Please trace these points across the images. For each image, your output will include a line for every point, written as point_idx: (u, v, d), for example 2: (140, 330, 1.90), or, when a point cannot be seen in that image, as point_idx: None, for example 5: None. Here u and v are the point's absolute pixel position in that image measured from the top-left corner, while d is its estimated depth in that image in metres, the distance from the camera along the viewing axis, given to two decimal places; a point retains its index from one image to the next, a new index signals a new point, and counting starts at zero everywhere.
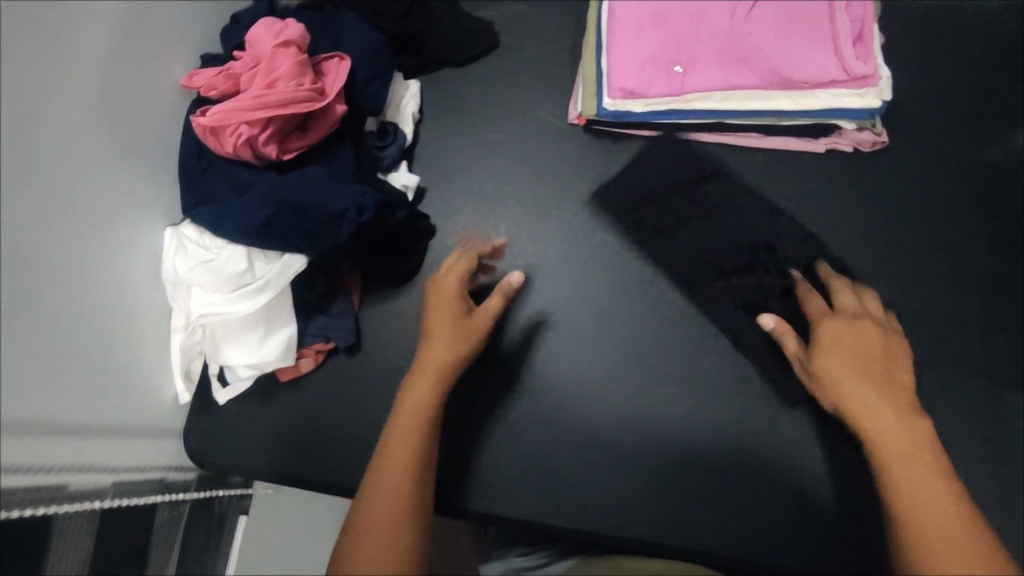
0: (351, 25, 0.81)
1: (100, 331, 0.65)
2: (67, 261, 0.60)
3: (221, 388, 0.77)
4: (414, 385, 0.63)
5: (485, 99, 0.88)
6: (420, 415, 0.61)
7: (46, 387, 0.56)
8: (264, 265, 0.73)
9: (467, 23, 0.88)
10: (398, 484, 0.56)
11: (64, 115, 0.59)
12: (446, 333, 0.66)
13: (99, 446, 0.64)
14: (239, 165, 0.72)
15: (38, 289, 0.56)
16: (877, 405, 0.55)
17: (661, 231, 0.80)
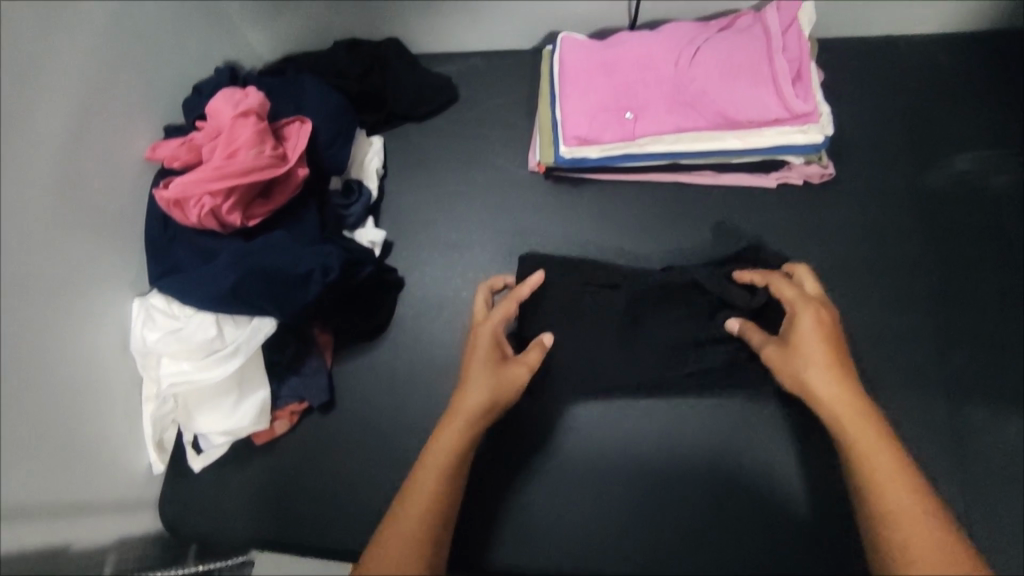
0: (311, 89, 0.83)
1: (65, 411, 0.65)
2: (22, 343, 0.59)
3: (196, 455, 0.78)
4: (444, 426, 0.60)
5: (445, 151, 0.90)
6: (448, 460, 0.58)
7: (30, 469, 0.59)
8: (234, 329, 0.73)
9: (425, 79, 0.90)
10: (419, 523, 0.54)
11: (16, 199, 0.59)
12: (481, 376, 0.63)
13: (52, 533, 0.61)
14: (206, 234, 0.73)
15: (26, 377, 0.59)
16: (837, 394, 0.57)
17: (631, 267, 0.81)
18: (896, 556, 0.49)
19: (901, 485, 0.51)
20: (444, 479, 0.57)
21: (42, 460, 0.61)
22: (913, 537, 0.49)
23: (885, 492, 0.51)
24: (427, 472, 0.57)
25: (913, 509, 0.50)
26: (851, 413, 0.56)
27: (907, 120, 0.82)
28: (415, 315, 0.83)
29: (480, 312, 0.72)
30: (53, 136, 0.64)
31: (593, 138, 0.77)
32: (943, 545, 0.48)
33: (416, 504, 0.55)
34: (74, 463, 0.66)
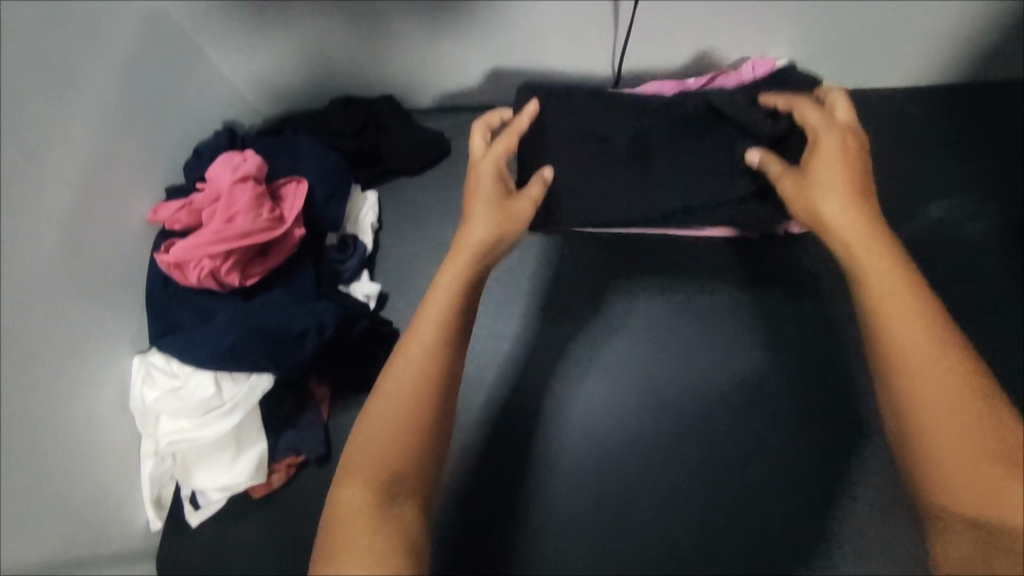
0: (307, 148, 0.85)
1: (64, 474, 0.66)
2: (25, 409, 0.61)
3: (193, 511, 0.79)
4: (449, 261, 0.59)
5: (438, 205, 0.92)
6: (451, 301, 0.56)
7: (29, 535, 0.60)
8: (232, 385, 0.75)
9: (417, 135, 0.93)
10: (421, 368, 0.52)
11: (18, 267, 0.61)
12: (483, 212, 0.62)
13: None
14: (204, 294, 0.75)
15: (24, 443, 0.60)
16: (854, 227, 0.55)
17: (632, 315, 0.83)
18: (892, 386, 0.49)
19: (912, 320, 0.50)
20: (448, 309, 0.56)
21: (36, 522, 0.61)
22: (915, 362, 0.48)
23: (894, 319, 0.50)
24: (425, 326, 0.54)
25: (922, 340, 0.49)
26: (869, 246, 0.54)
27: (883, 169, 0.85)
28: None
29: (479, 142, 0.70)
30: (58, 205, 0.66)
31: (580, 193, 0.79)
32: (942, 377, 0.47)
33: (418, 345, 0.53)
34: (68, 524, 0.66)
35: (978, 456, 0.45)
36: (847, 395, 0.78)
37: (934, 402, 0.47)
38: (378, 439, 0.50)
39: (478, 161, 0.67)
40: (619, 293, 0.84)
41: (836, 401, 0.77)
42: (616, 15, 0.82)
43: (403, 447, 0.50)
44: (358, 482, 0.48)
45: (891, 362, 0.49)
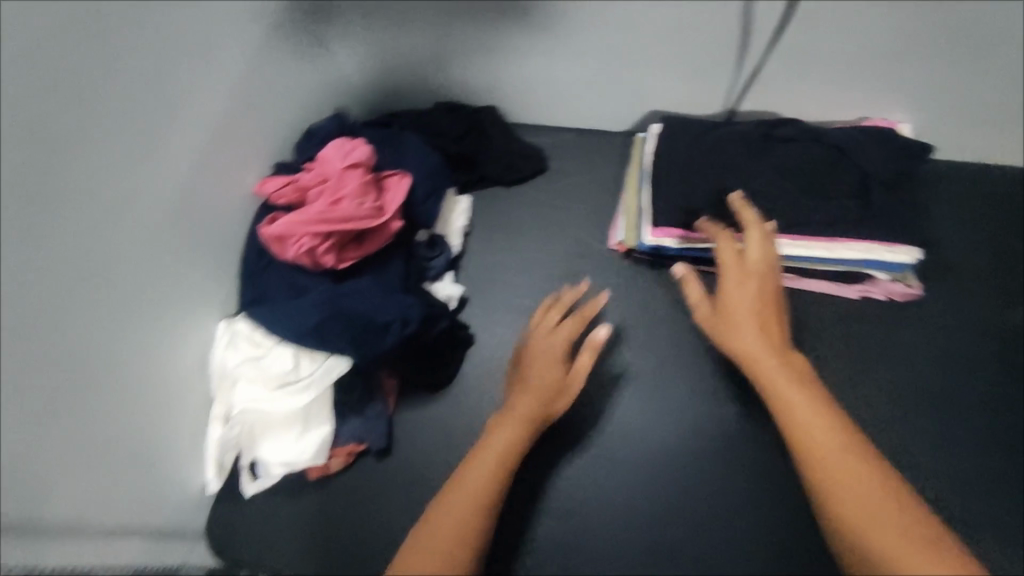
0: (413, 145, 0.87)
1: (131, 424, 0.67)
2: (110, 358, 0.62)
3: (250, 480, 0.80)
4: (502, 423, 0.66)
5: (529, 219, 0.93)
6: (510, 451, 0.64)
7: (86, 479, 0.61)
8: (309, 363, 0.76)
9: (517, 148, 0.94)
10: (484, 486, 0.60)
11: (132, 224, 0.63)
12: (530, 391, 0.70)
13: (98, 544, 0.62)
14: (297, 270, 0.76)
15: (100, 390, 0.61)
16: (770, 362, 0.60)
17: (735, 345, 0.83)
18: (833, 510, 0.50)
19: (827, 434, 0.53)
20: (506, 456, 0.63)
21: (98, 469, 0.62)
22: (838, 469, 0.51)
23: (806, 439, 0.54)
24: (510, 423, 0.66)
25: (843, 453, 0.52)
26: (776, 370, 0.59)
27: (993, 254, 0.84)
28: (482, 376, 0.84)
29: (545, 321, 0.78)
30: (179, 166, 0.69)
31: (677, 232, 0.80)
32: (875, 486, 0.50)
33: (481, 473, 0.61)
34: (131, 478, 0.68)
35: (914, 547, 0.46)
36: (963, 471, 0.74)
37: (864, 530, 0.48)
38: (443, 542, 0.54)
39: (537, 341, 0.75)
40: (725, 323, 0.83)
41: (955, 476, 0.74)
42: (742, 57, 0.81)
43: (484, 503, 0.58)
44: (448, 526, 0.55)
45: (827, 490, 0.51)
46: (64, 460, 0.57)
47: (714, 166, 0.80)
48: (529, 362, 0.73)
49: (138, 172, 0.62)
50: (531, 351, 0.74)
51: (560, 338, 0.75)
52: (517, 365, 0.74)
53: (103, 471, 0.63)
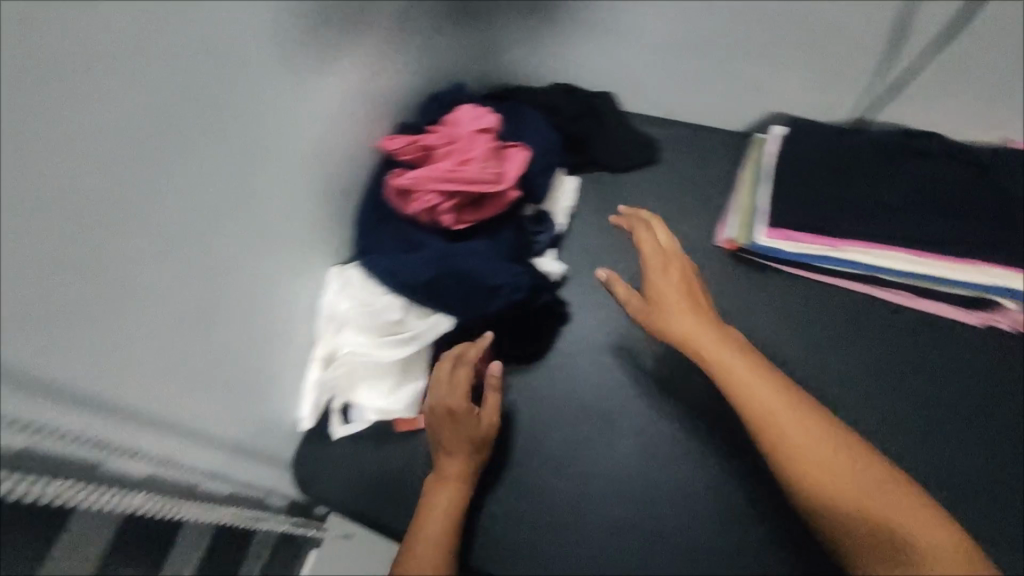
0: (533, 122, 0.89)
1: (247, 348, 0.70)
2: (242, 279, 0.65)
3: (341, 424, 0.83)
4: (438, 490, 0.71)
5: (637, 206, 0.92)
6: (455, 506, 0.71)
7: (204, 392, 0.64)
8: (415, 319, 0.79)
9: (630, 137, 0.95)
10: (443, 531, 0.69)
11: (283, 157, 0.65)
12: (461, 450, 0.73)
13: (215, 455, 0.68)
14: (415, 226, 0.79)
15: (229, 308, 0.65)
16: (729, 357, 0.62)
17: (851, 356, 0.77)
18: (818, 496, 0.54)
19: (777, 393, 0.59)
20: (450, 513, 0.70)
21: (224, 387, 0.68)
22: (798, 441, 0.56)
23: (776, 428, 0.57)
24: (448, 485, 0.72)
25: (803, 427, 0.56)
26: (729, 358, 0.62)
27: None
28: (574, 354, 0.84)
29: (444, 369, 0.76)
30: (329, 107, 0.70)
31: (794, 235, 0.79)
32: (845, 462, 0.54)
33: (434, 527, 0.69)
34: (242, 398, 0.71)
35: (866, 479, 0.53)
36: None
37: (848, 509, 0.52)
38: None
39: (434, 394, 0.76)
40: (838, 334, 0.79)
41: None
42: None
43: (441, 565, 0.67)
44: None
45: (788, 448, 0.56)
46: (191, 366, 0.61)
47: (833, 172, 0.80)
48: (445, 436, 0.74)
49: (298, 107, 0.65)
50: (442, 434, 0.74)
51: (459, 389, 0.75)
52: (432, 430, 0.75)
53: (220, 385, 0.67)
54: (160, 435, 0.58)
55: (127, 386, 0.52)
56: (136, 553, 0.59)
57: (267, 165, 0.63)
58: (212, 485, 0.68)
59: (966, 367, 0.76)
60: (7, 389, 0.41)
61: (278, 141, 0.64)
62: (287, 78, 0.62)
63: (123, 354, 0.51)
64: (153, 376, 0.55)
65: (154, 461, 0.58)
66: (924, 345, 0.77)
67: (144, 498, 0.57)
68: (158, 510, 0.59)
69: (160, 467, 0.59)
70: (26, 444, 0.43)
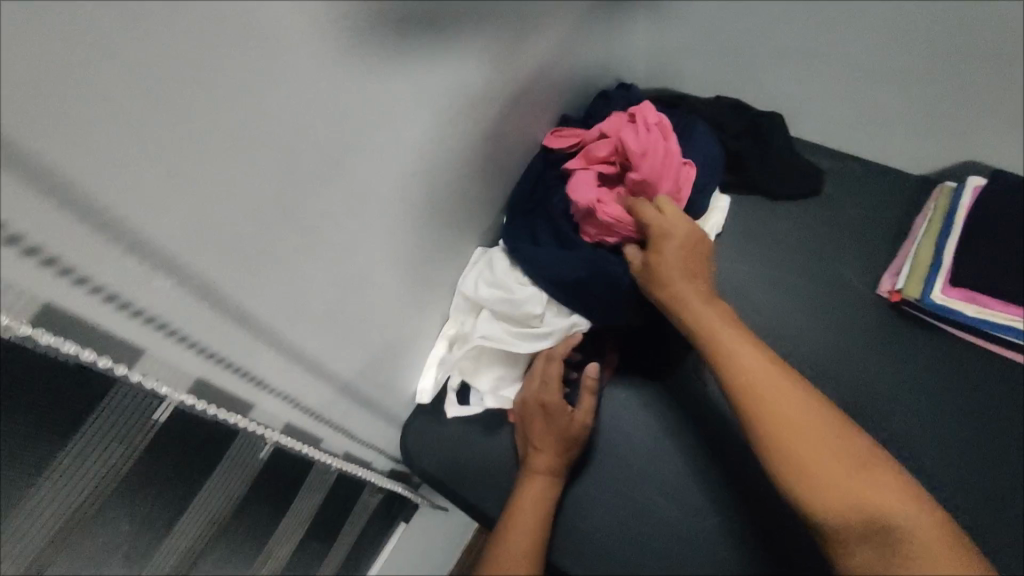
0: (701, 133, 0.85)
1: (392, 313, 0.71)
2: (401, 246, 0.67)
3: (456, 403, 0.82)
4: (527, 483, 0.73)
5: (793, 237, 0.87)
6: (543, 500, 0.73)
7: (350, 350, 0.66)
8: (553, 316, 0.77)
9: (797, 164, 0.89)
10: (532, 525, 0.71)
11: (456, 128, 0.66)
12: (551, 446, 0.74)
13: (349, 409, 0.71)
14: (570, 225, 0.79)
15: (384, 272, 0.66)
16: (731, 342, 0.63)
17: (1006, 440, 0.72)
18: (805, 489, 0.54)
19: (758, 366, 0.60)
20: (540, 506, 0.72)
21: (369, 347, 0.70)
22: (790, 430, 0.56)
23: (771, 417, 0.57)
24: (536, 478, 0.73)
25: (798, 416, 0.56)
26: (734, 345, 0.63)
27: None
28: (703, 379, 0.81)
29: (538, 364, 0.78)
30: (505, 87, 0.70)
31: (977, 297, 0.73)
32: (842, 458, 0.54)
33: (524, 520, 0.71)
34: (378, 361, 0.73)
35: (847, 469, 0.53)
36: None
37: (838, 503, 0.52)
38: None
39: (527, 390, 0.77)
40: (996, 412, 0.74)
41: None
42: None
43: (530, 554, 0.70)
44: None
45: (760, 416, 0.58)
46: (346, 322, 0.63)
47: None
48: (537, 430, 0.75)
49: (479, 81, 0.65)
50: (532, 429, 0.75)
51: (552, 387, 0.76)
52: (523, 423, 0.77)
53: (364, 345, 0.68)
54: (308, 380, 0.61)
55: (296, 329, 0.55)
56: (274, 489, 0.62)
57: (441, 135, 0.64)
58: (336, 436, 0.71)
59: None
60: (201, 305, 0.44)
61: (456, 112, 0.64)
62: (477, 58, 0.62)
63: (297, 298, 0.54)
64: (317, 324, 0.58)
65: (298, 403, 0.61)
66: None
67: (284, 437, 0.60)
68: (295, 448, 0.62)
69: (301, 411, 0.62)
70: (203, 370, 0.48)
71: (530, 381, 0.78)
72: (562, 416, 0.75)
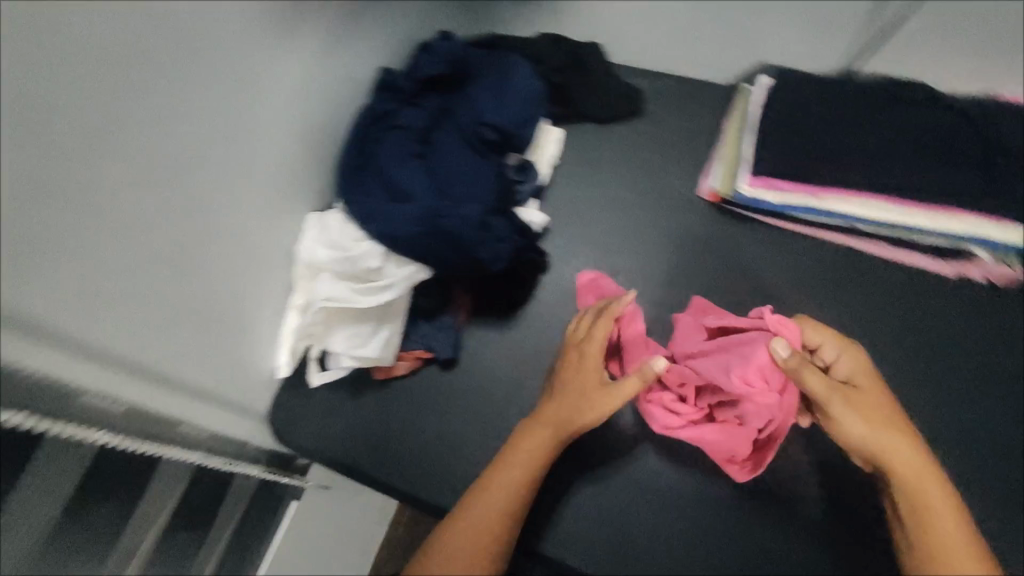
0: (518, 69, 0.85)
1: (221, 292, 0.68)
2: (215, 219, 0.64)
3: (318, 371, 0.82)
4: (527, 437, 0.70)
5: (622, 158, 0.90)
6: (533, 461, 0.68)
7: (181, 336, 0.63)
8: (393, 268, 0.76)
9: (620, 87, 0.92)
10: (509, 487, 0.66)
11: (243, 89, 0.62)
12: (570, 398, 0.71)
13: (200, 401, 0.68)
14: (397, 175, 0.77)
15: (205, 250, 0.64)
16: (921, 466, 0.61)
17: (825, 307, 0.78)
18: None
19: (951, 527, 0.58)
20: (528, 469, 0.67)
21: (203, 335, 0.67)
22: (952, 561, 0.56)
23: (951, 549, 0.57)
24: (541, 430, 0.70)
25: (961, 549, 0.56)
26: (927, 471, 0.61)
27: None
28: (554, 305, 0.84)
29: (588, 321, 0.76)
30: (294, 45, 0.68)
31: (780, 184, 0.77)
32: None
33: (504, 478, 0.67)
34: (217, 344, 0.70)
35: None
36: None
37: None
38: (457, 541, 0.63)
39: (590, 338, 0.74)
40: (816, 285, 0.79)
41: None
42: None
43: (510, 509, 0.66)
44: (465, 540, 0.63)
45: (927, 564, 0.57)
46: (168, 305, 0.60)
47: (823, 120, 0.77)
48: (568, 381, 0.72)
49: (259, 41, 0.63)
50: (563, 373, 0.73)
51: (596, 342, 0.73)
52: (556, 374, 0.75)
53: (197, 328, 0.66)
54: (135, 378, 0.58)
55: (105, 327, 0.52)
56: (109, 495, 0.60)
57: (227, 95, 0.60)
58: (184, 431, 0.67)
59: (935, 317, 0.77)
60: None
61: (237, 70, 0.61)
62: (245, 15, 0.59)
63: (97, 288, 0.50)
64: (130, 318, 0.55)
65: (131, 405, 0.58)
66: (898, 297, 0.78)
67: (115, 437, 0.57)
68: (126, 448, 0.59)
69: (135, 411, 0.58)
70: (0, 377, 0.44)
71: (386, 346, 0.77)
72: (597, 375, 0.72)
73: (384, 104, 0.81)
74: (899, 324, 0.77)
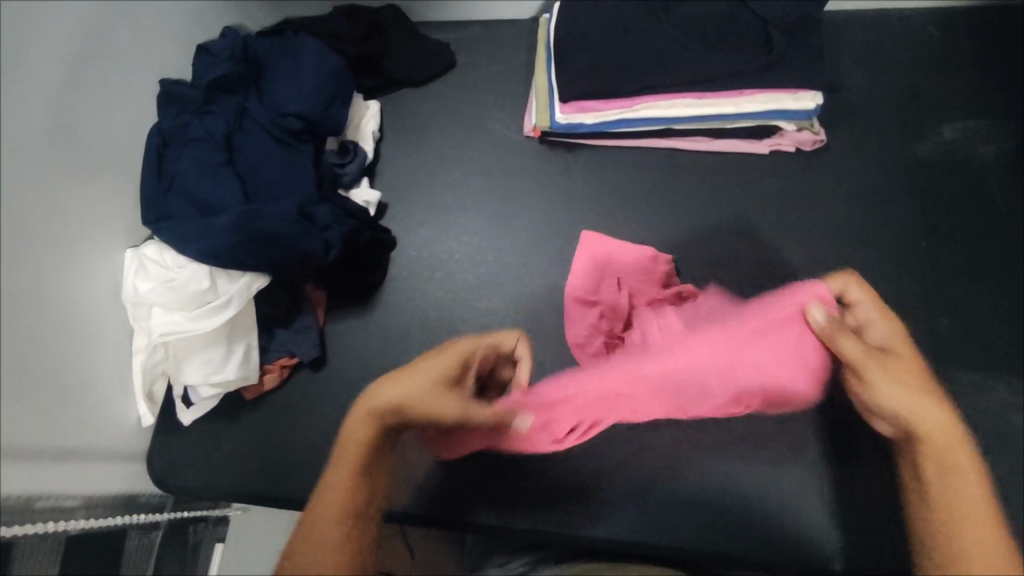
0: (307, 50, 0.81)
1: (51, 352, 0.62)
2: (20, 275, 0.57)
3: (186, 409, 0.79)
4: (354, 434, 0.61)
5: (442, 115, 0.90)
6: (363, 456, 0.60)
7: (22, 407, 0.57)
8: (227, 282, 0.73)
9: (423, 44, 0.90)
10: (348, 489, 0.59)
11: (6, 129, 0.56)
12: (405, 389, 0.61)
13: (53, 472, 0.62)
14: (202, 188, 0.73)
15: (20, 308, 0.57)
16: (945, 425, 0.61)
17: (659, 209, 0.82)
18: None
19: (977, 488, 0.57)
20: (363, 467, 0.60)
21: (43, 402, 0.61)
22: (972, 520, 0.55)
23: (965, 506, 0.56)
24: (357, 425, 0.61)
25: (981, 508, 0.56)
26: (951, 432, 0.60)
27: (893, 93, 0.85)
28: (408, 278, 0.83)
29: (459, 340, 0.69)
30: (49, 72, 0.61)
31: (589, 105, 0.79)
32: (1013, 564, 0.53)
33: (336, 483, 0.59)
34: (62, 409, 0.64)
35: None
36: (879, 301, 0.76)
37: None
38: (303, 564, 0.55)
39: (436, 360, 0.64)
40: (647, 191, 0.83)
41: None
42: None
43: (352, 515, 0.58)
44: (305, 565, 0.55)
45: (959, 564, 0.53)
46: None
47: (620, 31, 0.77)
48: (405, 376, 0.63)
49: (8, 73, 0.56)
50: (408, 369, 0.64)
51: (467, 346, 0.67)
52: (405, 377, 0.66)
53: (36, 395, 0.60)
54: None
55: None
56: None
57: None
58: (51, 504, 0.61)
59: (761, 192, 0.81)
60: None
61: None
62: None
63: None
64: None
65: None
66: (722, 184, 0.82)
67: None
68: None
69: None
70: None
71: (245, 363, 0.75)
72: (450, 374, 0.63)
73: (173, 118, 0.75)
74: (727, 208, 0.81)
